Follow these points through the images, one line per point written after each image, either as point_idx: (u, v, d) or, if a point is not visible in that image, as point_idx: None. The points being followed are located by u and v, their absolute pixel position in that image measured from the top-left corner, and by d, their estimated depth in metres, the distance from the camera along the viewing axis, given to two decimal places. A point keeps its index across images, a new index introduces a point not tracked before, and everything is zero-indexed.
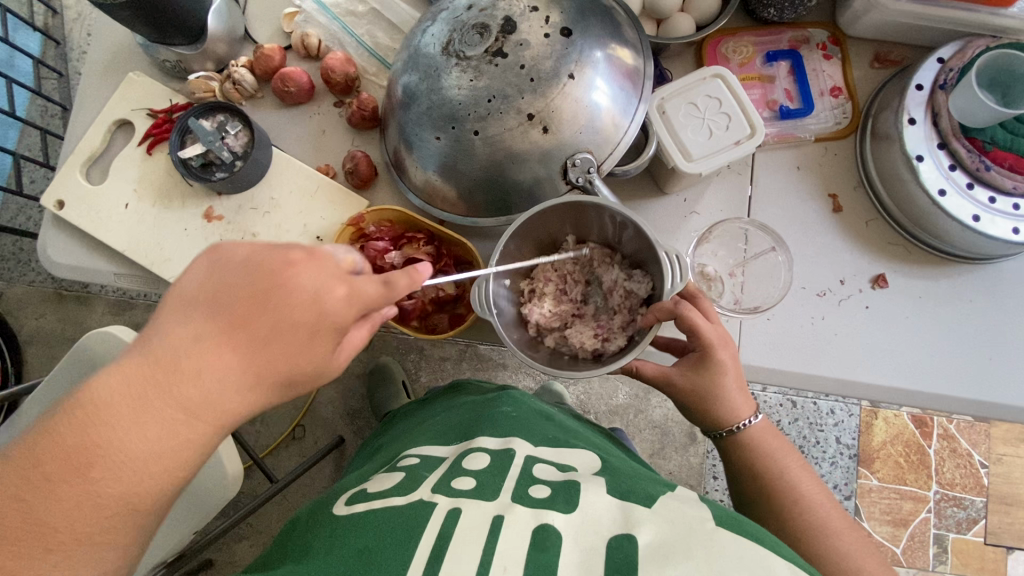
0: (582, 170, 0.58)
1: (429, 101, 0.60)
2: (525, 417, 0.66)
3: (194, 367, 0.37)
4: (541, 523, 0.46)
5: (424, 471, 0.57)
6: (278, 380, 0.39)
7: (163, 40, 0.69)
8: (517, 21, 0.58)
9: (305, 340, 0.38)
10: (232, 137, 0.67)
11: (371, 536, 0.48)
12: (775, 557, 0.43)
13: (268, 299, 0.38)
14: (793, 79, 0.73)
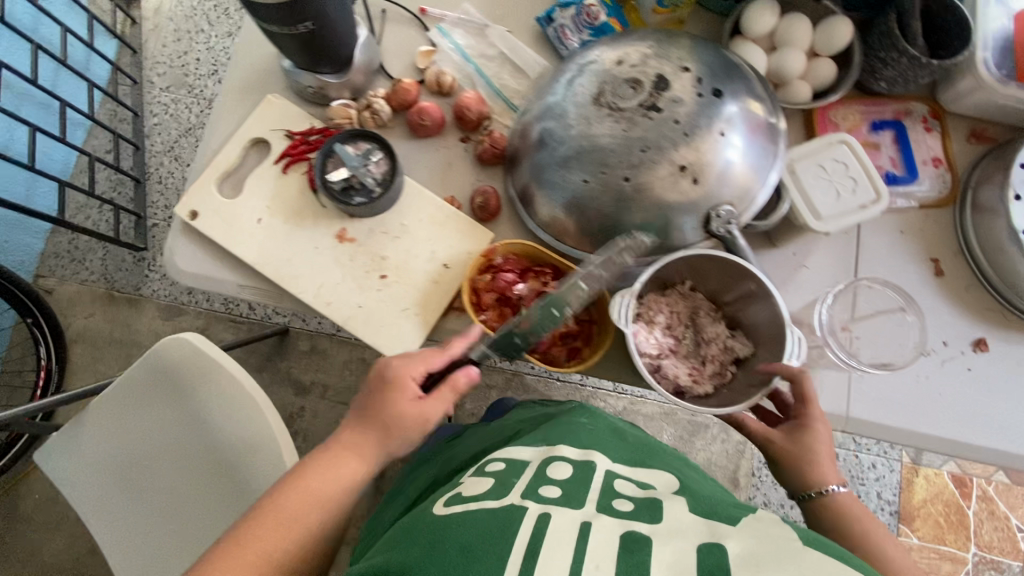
0: (724, 221, 0.62)
1: (578, 145, 0.63)
2: (603, 434, 0.68)
3: (360, 440, 0.62)
4: (629, 531, 0.47)
5: (513, 476, 0.58)
6: (382, 426, 0.62)
7: (312, 67, 0.73)
8: (669, 79, 0.62)
9: (409, 403, 0.62)
10: (375, 165, 0.71)
11: (470, 533, 0.48)
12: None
13: (379, 411, 0.62)
14: (898, 148, 0.78)
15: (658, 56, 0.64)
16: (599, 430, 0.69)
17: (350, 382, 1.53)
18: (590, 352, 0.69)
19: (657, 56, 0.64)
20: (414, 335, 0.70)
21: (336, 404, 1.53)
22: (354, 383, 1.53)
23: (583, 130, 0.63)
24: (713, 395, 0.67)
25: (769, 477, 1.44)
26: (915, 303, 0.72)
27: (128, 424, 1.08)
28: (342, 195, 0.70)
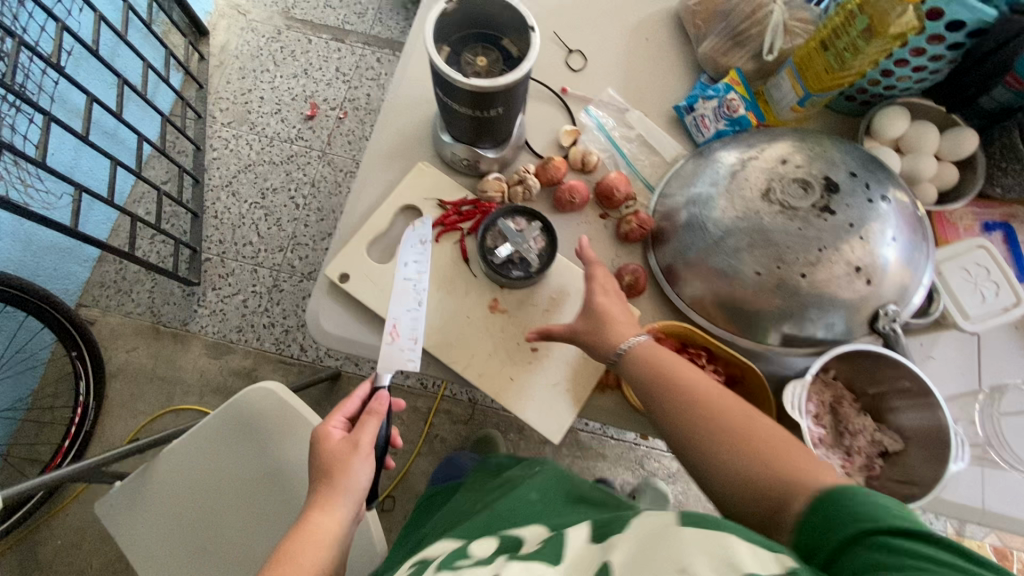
0: (890, 319, 0.66)
1: (750, 238, 0.66)
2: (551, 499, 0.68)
3: (332, 478, 0.62)
4: (605, 561, 0.45)
5: (468, 547, 0.56)
6: (321, 475, 0.63)
7: (473, 142, 0.75)
8: (838, 184, 0.66)
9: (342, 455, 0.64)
10: (533, 241, 0.73)
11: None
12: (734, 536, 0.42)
13: (326, 471, 0.63)
14: (1007, 247, 0.82)
15: (821, 158, 0.69)
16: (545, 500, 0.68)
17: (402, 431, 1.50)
18: None
19: (819, 158, 0.69)
20: (567, 411, 0.71)
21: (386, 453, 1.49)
22: (406, 432, 1.50)
23: (753, 223, 0.66)
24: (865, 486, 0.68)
25: None
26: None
27: (182, 481, 0.98)
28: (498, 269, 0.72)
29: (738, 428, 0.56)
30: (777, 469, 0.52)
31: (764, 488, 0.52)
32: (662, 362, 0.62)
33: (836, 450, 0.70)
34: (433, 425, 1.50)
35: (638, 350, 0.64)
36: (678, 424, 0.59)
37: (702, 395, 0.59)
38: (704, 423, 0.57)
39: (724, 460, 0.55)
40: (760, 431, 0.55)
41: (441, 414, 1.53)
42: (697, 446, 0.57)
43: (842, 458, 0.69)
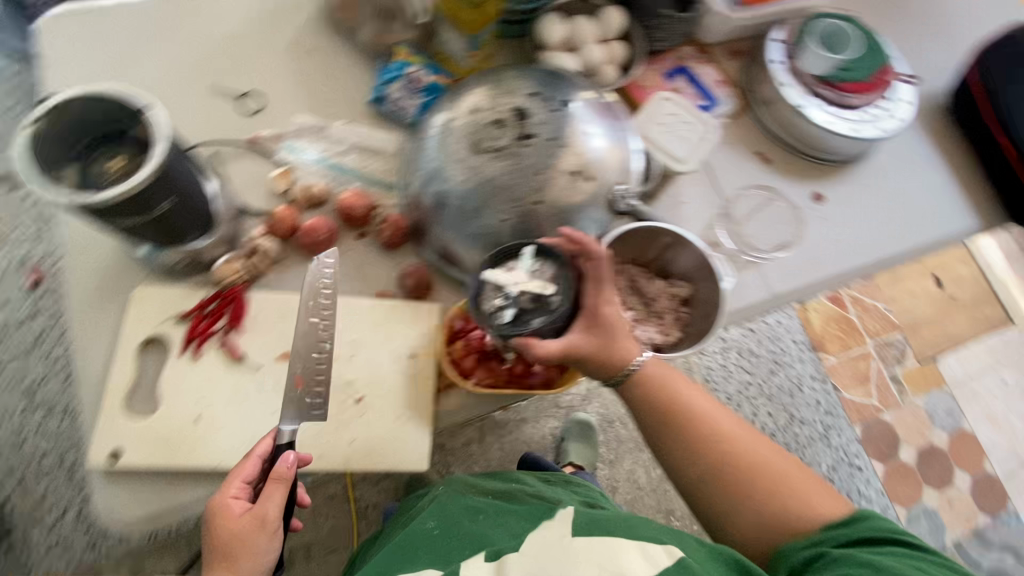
0: (626, 198, 0.71)
1: (481, 194, 0.68)
2: (443, 538, 0.60)
3: (241, 553, 0.55)
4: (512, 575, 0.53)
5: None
6: (221, 549, 0.56)
7: (177, 241, 0.66)
8: (524, 107, 0.69)
9: (254, 523, 0.56)
10: (535, 273, 0.63)
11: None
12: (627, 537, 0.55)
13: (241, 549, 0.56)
14: (692, 86, 0.94)
15: (503, 93, 0.71)
16: (445, 523, 0.62)
17: (332, 524, 1.39)
18: None
19: (502, 93, 0.71)
20: (420, 434, 0.69)
21: (329, 555, 1.38)
22: (336, 523, 1.39)
23: (479, 179, 0.68)
24: (685, 335, 0.76)
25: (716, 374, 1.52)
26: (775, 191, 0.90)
27: None
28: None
29: (742, 463, 0.60)
30: (754, 464, 0.60)
31: (780, 522, 0.58)
32: (680, 396, 0.63)
33: (650, 321, 0.77)
34: (358, 498, 1.42)
35: (647, 369, 0.64)
36: (694, 471, 0.61)
37: (693, 418, 0.62)
38: (694, 450, 0.61)
39: (712, 488, 0.61)
40: (744, 449, 0.61)
41: (361, 483, 1.45)
42: (694, 480, 0.61)
43: (656, 324, 0.77)
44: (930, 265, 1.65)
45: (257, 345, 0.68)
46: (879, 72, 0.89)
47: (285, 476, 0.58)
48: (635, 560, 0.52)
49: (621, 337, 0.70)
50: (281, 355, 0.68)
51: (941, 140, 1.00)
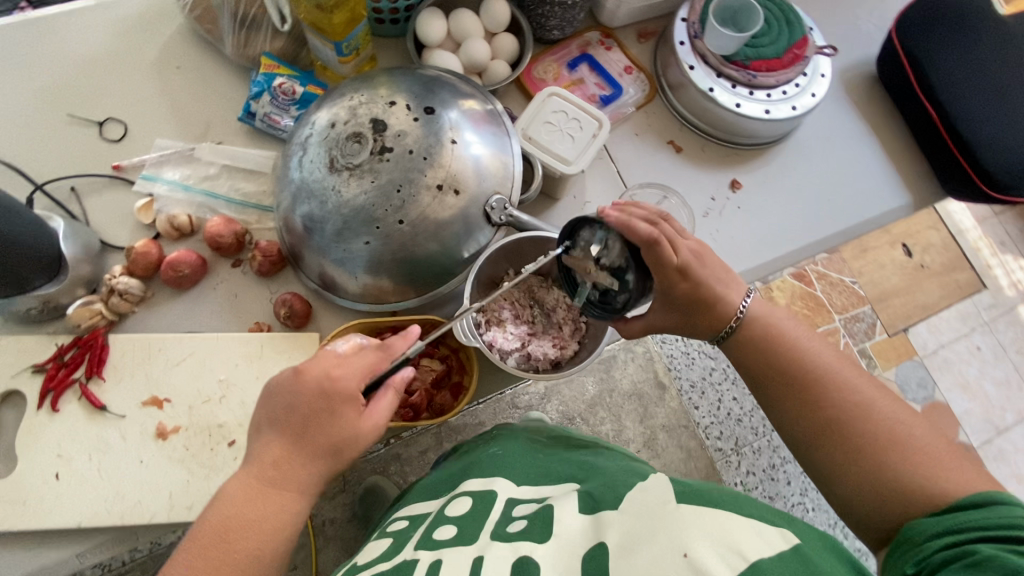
0: (501, 209, 0.67)
1: (341, 216, 0.63)
2: (517, 456, 0.57)
3: (286, 483, 0.47)
4: (521, 558, 0.41)
5: (410, 532, 0.51)
6: (325, 448, 0.48)
7: (20, 289, 0.62)
8: (384, 119, 0.64)
9: (329, 416, 0.47)
10: (606, 247, 0.55)
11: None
12: (739, 513, 0.40)
13: (232, 525, 0.45)
14: (596, 74, 0.90)
15: (364, 103, 0.66)
16: (512, 449, 0.59)
17: None
18: (466, 379, 0.72)
19: (362, 103, 0.66)
20: None
21: None
22: None
23: (337, 200, 0.63)
24: (583, 346, 0.72)
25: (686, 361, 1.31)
26: (670, 188, 0.84)
27: None
28: (630, 305, 0.55)
29: (870, 432, 0.48)
30: (887, 429, 0.48)
31: (899, 502, 0.45)
32: (780, 331, 0.56)
33: (547, 334, 0.72)
34: None
35: (753, 316, 0.57)
36: (810, 429, 0.51)
37: (830, 398, 0.51)
38: (810, 410, 0.52)
39: (820, 454, 0.51)
40: (884, 419, 0.49)
41: None
42: (805, 441, 0.52)
43: (553, 338, 0.72)
44: (898, 233, 1.63)
45: (120, 392, 0.65)
46: (789, 47, 0.84)
47: (401, 385, 0.51)
48: (754, 541, 0.37)
49: (500, 361, 0.68)
50: (148, 400, 0.65)
51: (870, 113, 0.95)
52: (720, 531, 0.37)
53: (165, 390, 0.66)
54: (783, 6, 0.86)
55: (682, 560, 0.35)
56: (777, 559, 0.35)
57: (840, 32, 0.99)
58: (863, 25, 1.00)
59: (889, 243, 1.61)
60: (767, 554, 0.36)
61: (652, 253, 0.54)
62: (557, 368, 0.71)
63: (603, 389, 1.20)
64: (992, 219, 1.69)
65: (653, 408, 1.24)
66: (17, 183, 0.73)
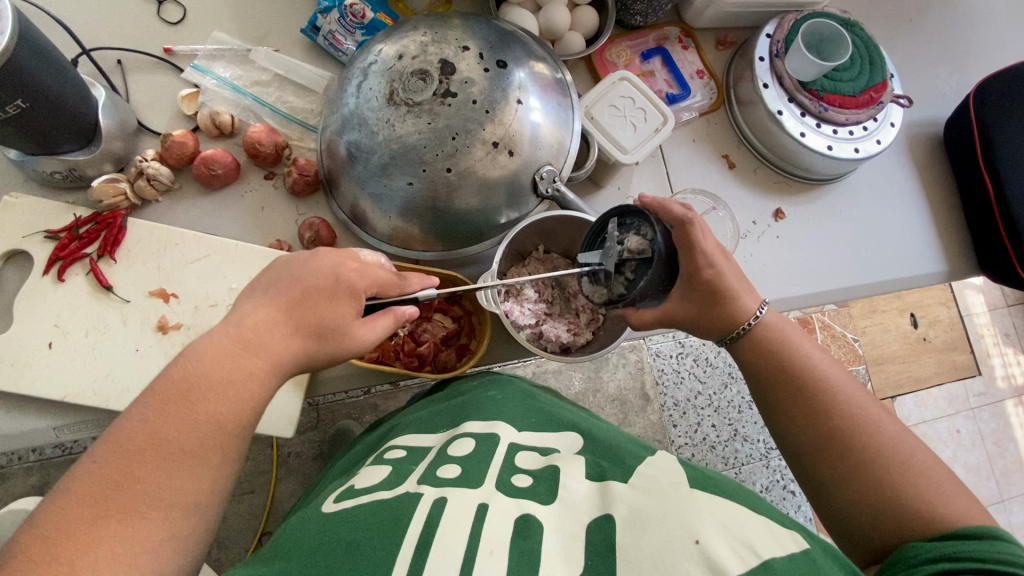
0: (549, 180, 0.66)
1: (390, 150, 0.61)
2: (515, 405, 0.57)
3: (256, 361, 0.44)
4: (523, 513, 0.41)
5: (411, 465, 0.50)
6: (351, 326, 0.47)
7: (48, 150, 0.60)
8: (453, 61, 0.62)
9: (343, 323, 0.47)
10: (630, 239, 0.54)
11: (356, 528, 0.41)
12: (746, 510, 0.41)
13: (210, 392, 0.43)
14: (668, 70, 0.88)
15: (436, 41, 0.63)
16: (508, 395, 0.59)
17: None
18: (474, 344, 0.72)
19: (433, 41, 0.63)
20: (289, 397, 0.68)
21: None
22: None
23: (389, 135, 0.61)
24: (595, 337, 0.71)
25: (671, 376, 1.32)
26: (722, 200, 0.82)
27: None
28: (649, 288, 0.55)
29: (882, 456, 0.47)
30: (894, 448, 0.47)
31: (894, 522, 0.44)
32: (795, 341, 0.55)
33: (563, 317, 0.71)
34: None
35: (768, 323, 0.56)
36: (810, 439, 0.50)
37: (844, 412, 0.50)
38: (815, 423, 0.50)
39: (820, 464, 0.49)
40: (891, 439, 0.48)
41: None
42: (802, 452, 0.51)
43: (568, 322, 0.71)
44: (909, 302, 1.65)
45: (129, 276, 0.64)
46: (866, 88, 0.82)
47: (402, 315, 0.51)
48: (766, 540, 0.38)
49: (515, 333, 0.67)
50: (155, 291, 0.64)
51: (925, 175, 0.94)
52: (731, 526, 0.38)
53: (173, 285, 0.65)
54: (870, 46, 0.83)
55: (694, 545, 0.36)
56: (784, 558, 0.36)
57: (915, 87, 0.97)
58: (939, 85, 0.98)
59: (898, 310, 1.63)
60: (779, 554, 0.37)
61: (682, 234, 0.55)
62: (566, 353, 0.70)
63: (589, 387, 1.29)
64: (1002, 310, 1.72)
65: (635, 416, 1.28)
66: (63, 42, 0.70)
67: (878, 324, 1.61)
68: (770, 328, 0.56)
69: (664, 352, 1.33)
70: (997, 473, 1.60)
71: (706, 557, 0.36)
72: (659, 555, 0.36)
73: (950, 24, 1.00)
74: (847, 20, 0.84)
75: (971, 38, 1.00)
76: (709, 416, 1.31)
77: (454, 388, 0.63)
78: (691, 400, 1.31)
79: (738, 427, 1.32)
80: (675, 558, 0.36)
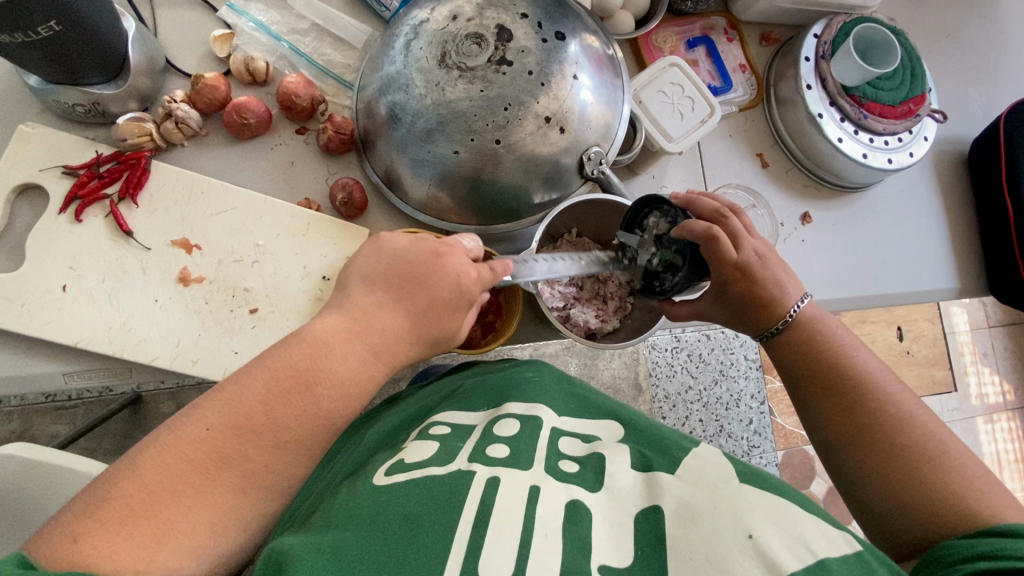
0: (596, 162, 0.64)
1: (439, 115, 0.59)
2: (554, 389, 0.57)
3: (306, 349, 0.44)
4: (572, 498, 0.41)
5: (457, 442, 0.49)
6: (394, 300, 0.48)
7: (74, 79, 0.56)
8: (510, 29, 0.60)
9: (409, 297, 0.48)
10: (655, 222, 0.58)
11: (413, 501, 0.41)
12: (798, 509, 0.40)
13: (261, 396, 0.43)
14: (711, 61, 0.86)
15: (492, 4, 0.61)
16: (545, 376, 0.58)
17: None
18: (502, 323, 0.71)
19: (491, 4, 0.61)
20: None
21: None
22: None
23: (440, 99, 0.58)
24: (622, 326, 0.70)
25: (665, 369, 1.33)
26: (762, 198, 0.81)
27: None
28: (678, 290, 0.55)
29: (916, 451, 0.47)
30: (927, 442, 0.47)
31: (929, 515, 0.45)
32: (835, 333, 0.55)
33: (591, 303, 0.70)
34: None
35: (807, 315, 0.56)
36: (840, 431, 0.51)
37: (872, 404, 0.50)
38: (848, 411, 0.51)
39: (851, 455, 0.50)
40: (926, 434, 0.48)
41: None
42: (835, 442, 0.51)
43: (596, 309, 0.70)
44: (897, 316, 1.69)
45: (152, 223, 0.61)
46: (906, 100, 0.82)
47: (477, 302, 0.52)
48: (819, 539, 0.37)
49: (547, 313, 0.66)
50: (178, 240, 0.61)
51: (946, 192, 0.95)
52: (785, 523, 0.38)
53: (198, 236, 0.62)
54: (914, 57, 0.83)
55: (746, 540, 0.37)
56: (838, 558, 0.36)
57: (946, 103, 0.98)
58: (968, 103, 0.98)
59: (886, 323, 1.68)
60: (832, 554, 0.36)
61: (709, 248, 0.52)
62: (592, 339, 0.69)
63: (585, 373, 1.28)
64: (983, 331, 1.77)
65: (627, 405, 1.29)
66: None
67: (866, 335, 1.65)
68: (810, 319, 0.56)
69: (660, 345, 1.33)
70: None
71: (760, 552, 0.36)
72: (712, 551, 0.37)
73: (985, 42, 1.00)
74: (894, 27, 0.83)
75: (1005, 59, 1.00)
76: (697, 411, 1.33)
77: (490, 365, 0.62)
78: (681, 393, 1.32)
79: (724, 423, 1.34)
80: (729, 551, 0.36)
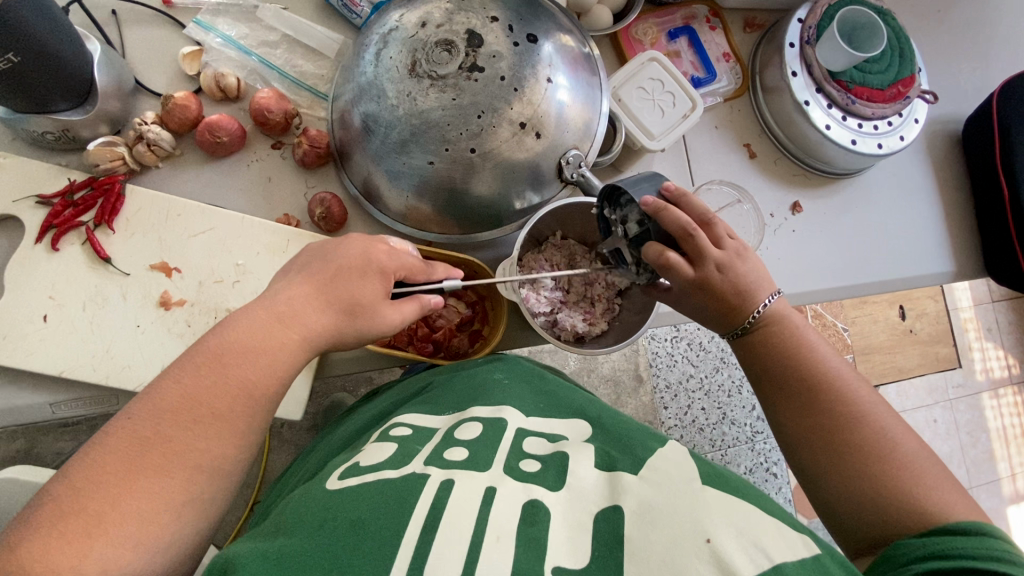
0: (575, 165, 0.63)
1: (410, 126, 0.58)
2: (520, 389, 0.56)
3: (265, 367, 0.44)
4: (530, 497, 0.41)
5: (417, 445, 0.49)
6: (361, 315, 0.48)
7: (41, 108, 0.56)
8: (480, 33, 0.58)
9: None
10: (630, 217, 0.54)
11: (363, 506, 0.40)
12: (759, 511, 0.40)
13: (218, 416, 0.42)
14: (694, 51, 0.84)
15: (462, 9, 0.59)
16: (514, 378, 0.58)
17: None
18: (489, 330, 0.71)
19: (459, 9, 0.59)
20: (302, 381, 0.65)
21: None
22: None
23: (411, 110, 0.57)
24: (611, 329, 0.69)
25: (665, 359, 1.33)
26: (749, 194, 0.80)
27: None
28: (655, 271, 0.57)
29: (872, 450, 0.46)
30: (882, 439, 0.46)
31: (888, 515, 0.44)
32: (791, 329, 0.53)
33: (579, 306, 0.69)
34: None
35: (776, 313, 0.53)
36: (799, 432, 0.50)
37: (829, 404, 0.49)
38: (806, 413, 0.50)
39: (811, 455, 0.49)
40: (880, 431, 0.47)
41: None
42: (796, 442, 0.50)
43: (584, 312, 0.69)
44: (898, 295, 1.67)
45: (130, 248, 0.61)
46: (894, 82, 0.80)
47: (427, 302, 0.53)
48: (777, 541, 0.37)
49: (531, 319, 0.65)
50: (157, 265, 0.61)
51: (938, 173, 0.93)
52: (743, 524, 0.38)
53: (177, 259, 0.61)
54: (901, 37, 0.81)
55: (705, 544, 0.36)
56: (795, 562, 0.36)
57: (937, 81, 0.95)
58: (961, 81, 0.96)
59: (888, 302, 1.66)
60: (789, 558, 0.36)
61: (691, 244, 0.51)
62: (580, 343, 0.68)
63: (584, 366, 1.29)
64: (987, 306, 1.75)
65: (627, 397, 1.29)
66: None
67: (868, 315, 1.63)
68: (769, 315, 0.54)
69: (658, 336, 1.33)
70: (968, 461, 1.66)
71: (716, 554, 0.35)
72: (669, 554, 0.36)
73: (978, 17, 0.97)
74: (880, 8, 0.81)
75: (997, 33, 0.97)
76: (699, 399, 1.33)
77: (459, 365, 0.62)
78: (682, 382, 1.32)
79: (727, 410, 1.33)
80: (687, 555, 0.36)
